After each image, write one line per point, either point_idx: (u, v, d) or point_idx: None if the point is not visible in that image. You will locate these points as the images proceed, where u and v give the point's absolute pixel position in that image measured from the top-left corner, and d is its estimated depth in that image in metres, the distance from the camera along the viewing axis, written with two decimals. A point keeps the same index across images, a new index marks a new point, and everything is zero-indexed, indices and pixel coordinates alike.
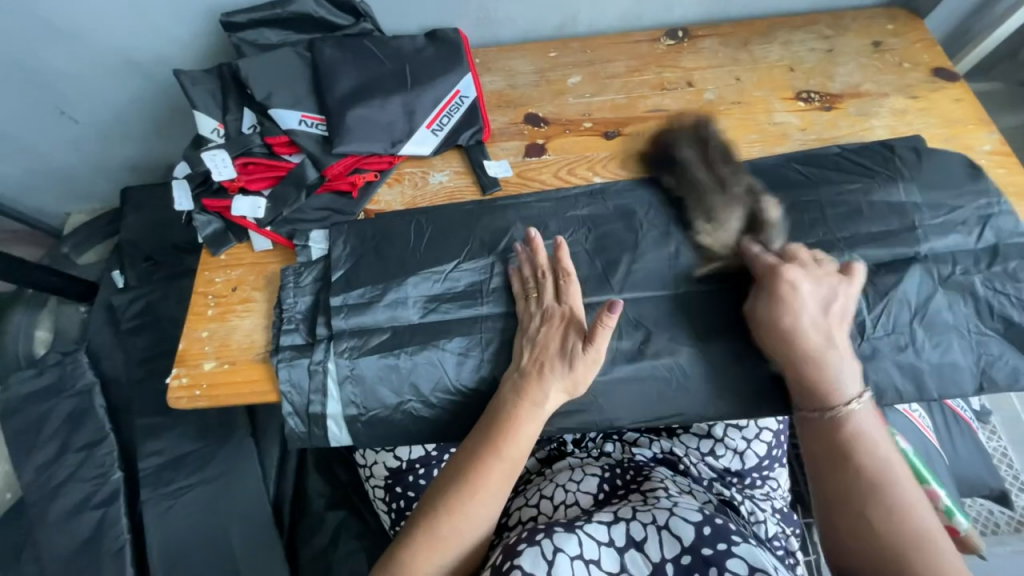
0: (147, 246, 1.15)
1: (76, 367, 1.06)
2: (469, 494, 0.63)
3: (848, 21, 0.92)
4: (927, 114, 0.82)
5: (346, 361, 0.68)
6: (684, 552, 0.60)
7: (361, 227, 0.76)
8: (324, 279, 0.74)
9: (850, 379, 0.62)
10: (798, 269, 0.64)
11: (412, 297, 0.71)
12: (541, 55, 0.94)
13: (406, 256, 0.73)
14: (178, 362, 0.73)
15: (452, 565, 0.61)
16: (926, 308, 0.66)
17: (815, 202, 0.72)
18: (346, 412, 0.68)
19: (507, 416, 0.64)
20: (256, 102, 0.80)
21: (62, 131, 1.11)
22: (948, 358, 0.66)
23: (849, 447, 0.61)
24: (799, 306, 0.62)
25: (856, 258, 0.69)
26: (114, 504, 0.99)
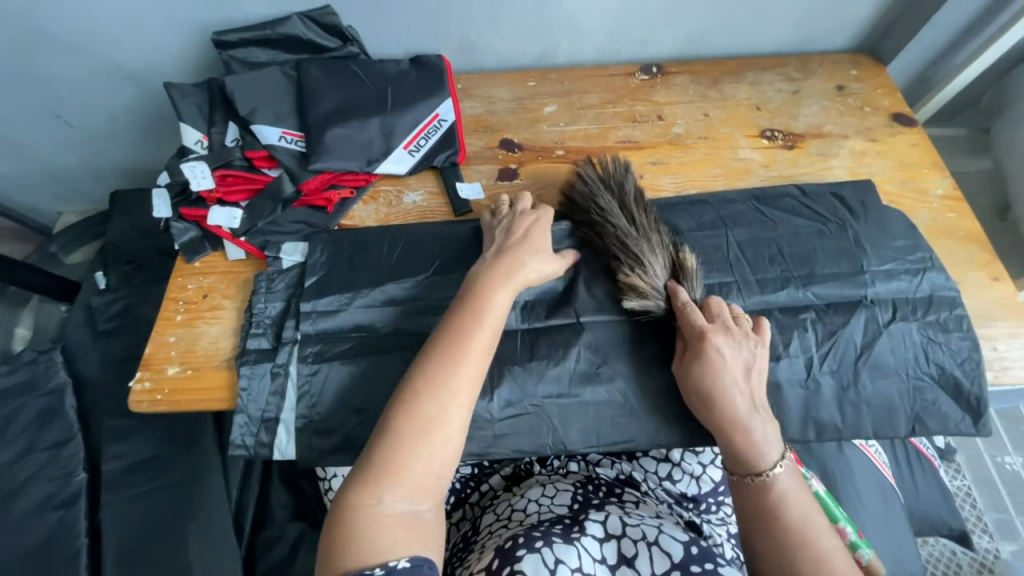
0: (131, 248, 1.17)
1: (50, 366, 1.07)
2: (452, 361, 0.58)
3: (814, 65, 0.97)
4: (885, 157, 0.85)
5: (307, 366, 0.70)
6: (674, 567, 0.61)
7: (337, 238, 0.78)
8: (299, 285, 0.76)
9: (769, 441, 0.61)
10: (722, 331, 0.64)
11: (378, 309, 0.73)
12: (520, 84, 0.98)
13: (375, 267, 0.76)
14: (143, 366, 0.74)
15: (441, 452, 0.55)
16: (872, 351, 0.68)
17: (775, 236, 0.75)
18: (298, 419, 0.69)
19: (484, 285, 0.64)
20: (240, 117, 0.83)
21: (58, 135, 1.15)
22: (889, 401, 0.67)
23: (772, 509, 0.58)
24: (722, 371, 0.62)
25: (810, 295, 0.71)
26: (75, 506, 0.99)
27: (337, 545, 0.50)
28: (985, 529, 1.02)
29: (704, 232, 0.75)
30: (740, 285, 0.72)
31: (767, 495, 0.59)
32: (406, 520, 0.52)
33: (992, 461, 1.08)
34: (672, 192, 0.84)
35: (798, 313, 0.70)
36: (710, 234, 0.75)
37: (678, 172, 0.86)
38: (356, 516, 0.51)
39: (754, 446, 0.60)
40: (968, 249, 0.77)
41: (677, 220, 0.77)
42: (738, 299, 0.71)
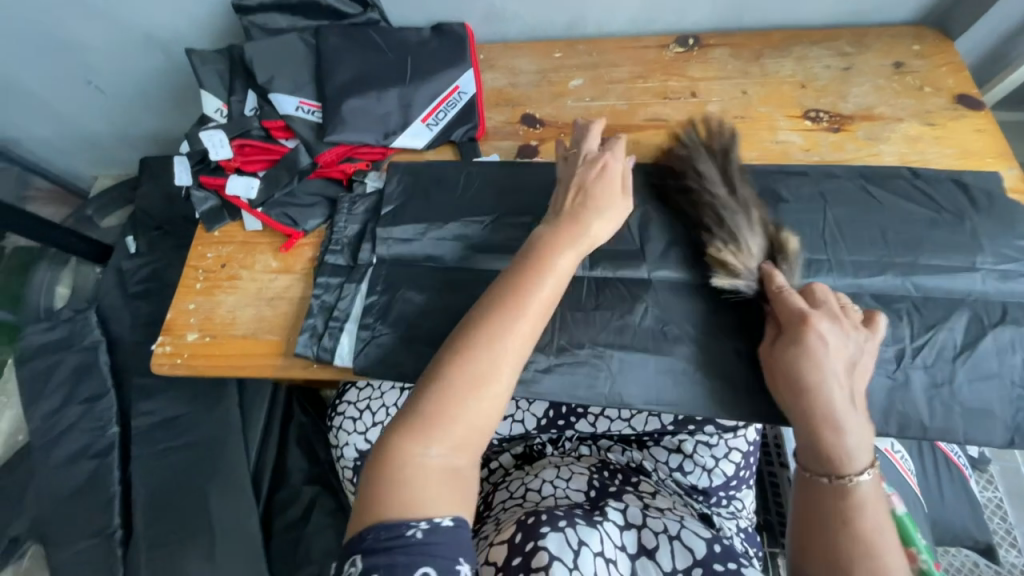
0: (159, 215, 1.20)
1: (85, 325, 1.13)
2: (508, 318, 0.57)
3: (870, 38, 0.88)
4: (943, 144, 0.78)
5: (379, 288, 0.73)
6: (695, 564, 0.62)
7: (420, 169, 0.80)
8: (375, 211, 0.79)
9: (862, 446, 0.56)
10: (827, 318, 0.59)
11: (452, 239, 0.75)
12: (546, 55, 0.93)
13: (454, 201, 0.77)
14: (164, 331, 0.77)
15: (485, 408, 0.54)
16: (973, 351, 0.64)
17: (879, 219, 0.71)
18: (361, 331, 0.72)
19: (547, 246, 0.62)
20: (258, 86, 0.82)
21: (89, 100, 1.17)
22: (985, 405, 0.63)
23: (847, 515, 0.54)
24: (824, 361, 0.57)
25: (910, 286, 0.67)
26: (108, 456, 1.05)
27: (380, 489, 0.50)
28: (1013, 544, 0.97)
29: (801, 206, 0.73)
30: (833, 265, 0.69)
31: (843, 500, 0.55)
32: (446, 467, 0.52)
33: None
34: None
35: (892, 301, 0.67)
36: (807, 209, 0.73)
37: None
38: (400, 456, 0.51)
39: (842, 448, 0.55)
40: None
41: (774, 192, 0.75)
42: (831, 277, 0.69)
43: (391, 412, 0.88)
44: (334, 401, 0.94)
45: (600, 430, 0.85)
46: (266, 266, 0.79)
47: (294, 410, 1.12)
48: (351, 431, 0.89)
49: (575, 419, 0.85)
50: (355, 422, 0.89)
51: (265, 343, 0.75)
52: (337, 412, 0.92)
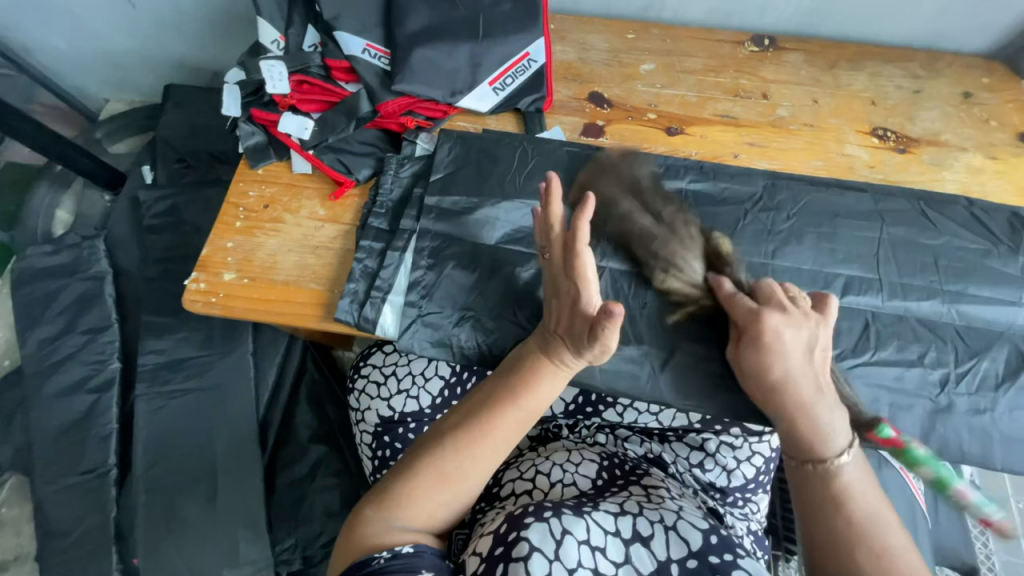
0: (182, 147, 1.14)
1: (91, 253, 1.07)
2: (482, 433, 0.59)
3: (942, 64, 0.88)
4: (1003, 178, 0.79)
5: (424, 260, 0.70)
6: (690, 556, 0.58)
7: (468, 139, 0.75)
8: (422, 176, 0.75)
9: (840, 431, 0.57)
10: (780, 312, 0.59)
11: (502, 219, 0.71)
12: (619, 34, 0.90)
13: (506, 179, 0.73)
14: (199, 267, 0.73)
15: (446, 505, 0.58)
16: (1015, 381, 0.64)
17: (934, 245, 0.70)
18: (405, 301, 0.68)
19: (528, 365, 0.62)
20: (323, 22, 0.77)
21: (118, 14, 1.09)
22: (1021, 434, 0.63)
23: (829, 507, 0.54)
24: (778, 355, 0.58)
25: (952, 312, 0.67)
26: (107, 392, 1.00)
27: (354, 544, 0.55)
28: (991, 569, 1.02)
29: (854, 223, 0.71)
30: (880, 285, 0.68)
31: (829, 481, 0.55)
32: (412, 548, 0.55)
33: (1016, 507, 1.07)
34: None
35: (935, 326, 0.66)
36: (861, 226, 0.71)
37: (775, 157, 0.80)
38: (371, 527, 0.55)
39: (818, 432, 0.56)
40: None
41: (826, 206, 0.72)
42: (877, 298, 0.67)
43: (417, 380, 0.85)
44: (357, 363, 0.92)
45: (624, 421, 0.84)
46: (312, 212, 0.76)
47: (307, 366, 1.08)
48: (373, 396, 0.87)
49: (602, 407, 0.84)
50: (378, 387, 0.87)
51: (306, 291, 0.71)
52: (360, 374, 0.90)
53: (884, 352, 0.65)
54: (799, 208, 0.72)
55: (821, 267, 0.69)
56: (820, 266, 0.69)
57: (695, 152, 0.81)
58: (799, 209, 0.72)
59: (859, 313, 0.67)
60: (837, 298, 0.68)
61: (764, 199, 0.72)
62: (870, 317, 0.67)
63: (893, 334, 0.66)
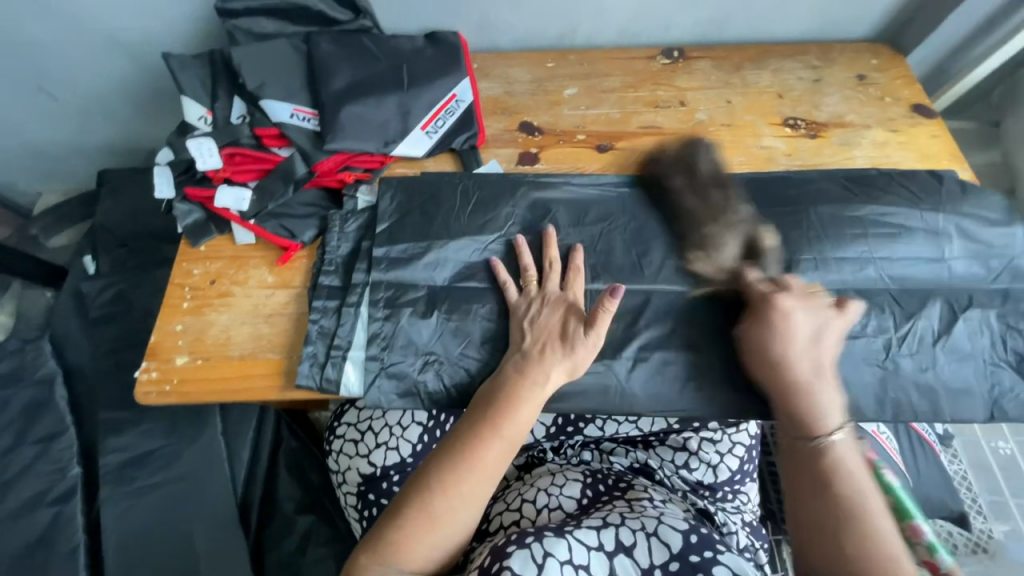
0: (123, 232, 1.11)
1: (37, 355, 1.02)
2: (468, 469, 0.60)
3: (835, 53, 0.96)
4: (907, 148, 0.85)
5: (381, 311, 0.69)
6: (672, 559, 0.59)
7: (410, 184, 0.76)
8: (368, 228, 0.76)
9: (831, 409, 0.62)
10: (791, 294, 0.65)
11: (452, 259, 0.72)
12: (540, 65, 0.95)
13: (450, 219, 0.74)
14: (148, 355, 0.70)
15: (446, 545, 0.58)
16: (950, 335, 0.68)
17: (858, 217, 0.74)
18: (366, 356, 0.68)
19: (506, 393, 0.63)
20: (248, 93, 0.78)
21: (39, 108, 1.07)
22: (965, 384, 0.67)
23: (826, 475, 0.60)
24: (789, 336, 0.63)
25: (885, 278, 0.71)
26: (70, 501, 0.94)
27: None
28: (980, 512, 1.05)
29: (783, 210, 0.75)
30: (816, 265, 0.72)
31: (823, 456, 0.61)
32: None
33: (989, 447, 1.11)
34: None
35: (872, 294, 0.70)
36: (790, 212, 0.75)
37: None
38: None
39: (817, 409, 0.62)
40: None
41: (755, 197, 0.76)
42: (815, 276, 0.71)
43: (394, 431, 0.84)
44: (331, 423, 0.90)
45: (607, 433, 0.85)
46: (262, 281, 0.75)
47: (282, 433, 1.03)
48: (352, 454, 0.85)
49: (583, 424, 0.85)
50: (356, 444, 0.85)
51: (265, 363, 0.70)
52: (336, 435, 0.88)
53: None
54: (731, 205, 0.76)
55: (760, 256, 0.72)
56: (758, 256, 0.72)
57: (627, 166, 0.84)
58: (730, 206, 0.75)
59: None
60: None
61: None
62: None
63: None
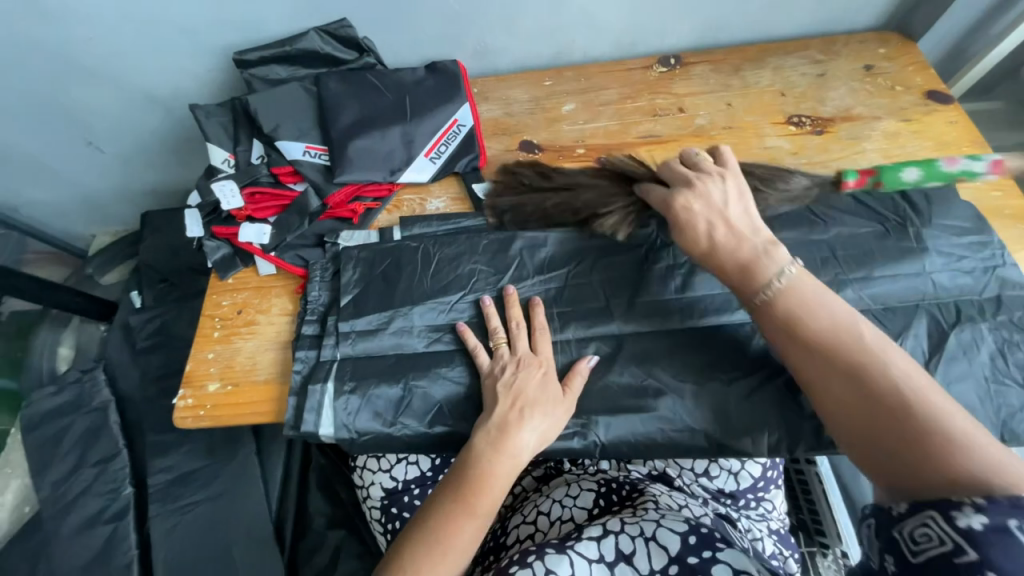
0: (164, 267, 1.21)
1: (93, 385, 1.11)
2: (439, 555, 0.61)
3: (840, 45, 0.94)
4: (921, 137, 0.83)
5: (349, 384, 0.70)
6: (671, 562, 0.58)
7: (373, 251, 0.79)
8: (333, 301, 0.77)
9: (767, 263, 0.61)
10: (687, 189, 0.66)
11: (417, 325, 0.74)
12: (537, 84, 0.97)
13: (414, 283, 0.76)
14: (185, 383, 0.76)
15: None
16: (942, 354, 0.66)
17: (826, 238, 0.73)
18: (339, 434, 0.69)
19: (480, 469, 0.64)
20: (264, 134, 0.84)
21: (90, 161, 1.18)
22: (965, 405, 0.64)
23: (802, 331, 0.58)
24: (718, 209, 0.64)
25: (867, 298, 0.69)
26: (124, 519, 1.02)
27: None
28: None
29: None
30: None
31: (782, 308, 0.59)
32: None
33: None
34: None
35: None
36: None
37: None
38: None
39: (746, 262, 0.62)
40: (1017, 227, 0.75)
41: None
42: None
43: None
44: None
45: None
46: (284, 308, 0.80)
47: (312, 451, 1.07)
48: (375, 469, 0.87)
49: None
50: (378, 460, 0.88)
51: (285, 388, 0.75)
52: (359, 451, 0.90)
53: None
54: None
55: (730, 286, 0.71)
56: None
57: None
58: None
59: None
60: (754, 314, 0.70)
61: (662, 234, 0.76)
62: None
63: None
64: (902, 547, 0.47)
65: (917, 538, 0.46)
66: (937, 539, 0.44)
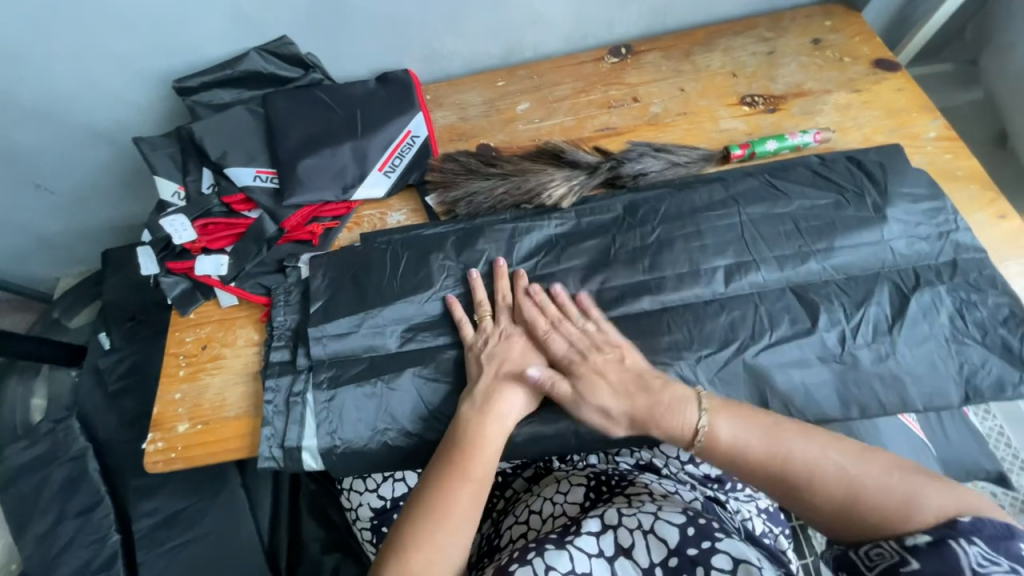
0: (130, 305, 1.17)
1: (67, 433, 1.08)
2: (438, 521, 0.60)
3: (786, 21, 0.94)
4: (871, 107, 0.83)
5: (325, 391, 0.69)
6: (670, 555, 0.58)
7: (340, 258, 0.77)
8: (304, 312, 0.76)
9: (685, 416, 0.61)
10: (570, 372, 0.65)
11: (389, 327, 0.72)
12: (490, 85, 0.96)
13: (383, 286, 0.74)
14: (153, 426, 0.74)
15: None
16: (904, 318, 0.66)
17: (789, 211, 0.73)
18: (320, 444, 0.68)
19: (471, 434, 0.63)
20: (212, 162, 0.82)
21: (41, 204, 1.15)
22: (928, 366, 0.65)
23: (737, 453, 0.59)
24: (606, 391, 0.63)
25: (829, 268, 0.69)
26: (113, 567, 0.99)
27: None
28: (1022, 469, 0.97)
29: (716, 214, 0.73)
30: (760, 265, 0.70)
31: (716, 447, 0.60)
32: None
33: None
34: (658, 172, 0.81)
35: (819, 287, 0.69)
36: (722, 214, 0.73)
37: None
38: None
39: (677, 429, 0.61)
40: (970, 188, 0.76)
41: (684, 204, 0.75)
42: (758, 277, 0.70)
43: None
44: None
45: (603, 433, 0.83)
46: (249, 338, 0.79)
47: (300, 475, 1.05)
48: (361, 490, 0.86)
49: None
50: (365, 480, 0.87)
51: (257, 420, 0.73)
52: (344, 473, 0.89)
53: (781, 329, 0.67)
54: (663, 215, 0.75)
55: (699, 266, 0.71)
56: (698, 264, 0.71)
57: None
58: (662, 216, 0.75)
59: (748, 297, 0.69)
60: (723, 289, 0.70)
61: (629, 217, 0.75)
62: (759, 298, 0.69)
63: (783, 308, 0.68)
64: (859, 565, 0.53)
65: (872, 555, 0.52)
66: (887, 555, 0.51)
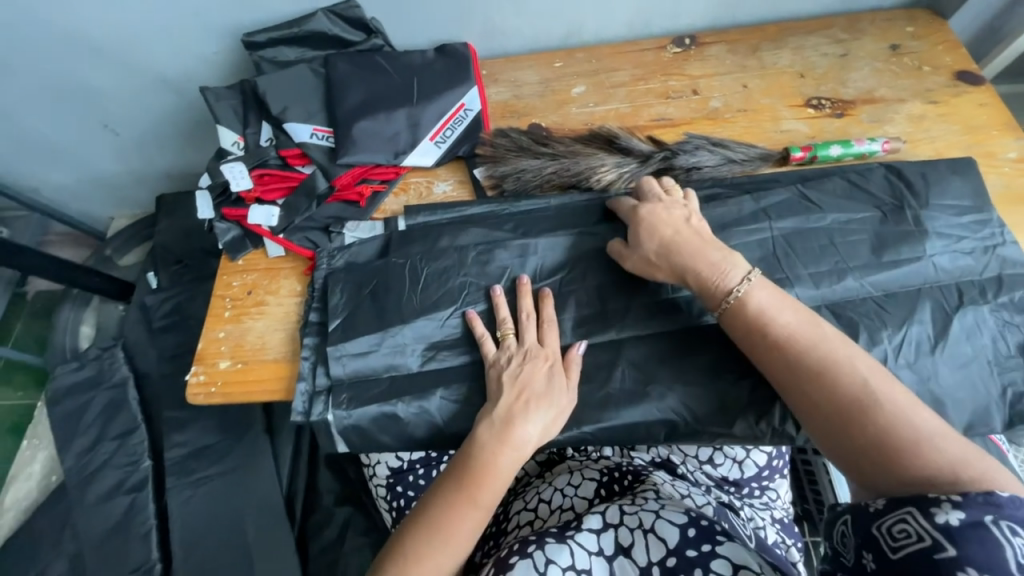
0: (178, 249, 1.23)
1: (112, 362, 1.15)
2: (440, 541, 0.61)
3: (865, 24, 0.90)
4: (948, 121, 0.79)
5: (343, 411, 0.69)
6: (669, 554, 0.58)
7: (356, 270, 0.76)
8: (324, 325, 0.75)
9: (732, 269, 0.63)
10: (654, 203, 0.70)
11: (410, 343, 0.72)
12: (547, 65, 0.95)
13: (404, 302, 0.74)
14: (197, 360, 0.78)
15: None
16: (947, 340, 0.64)
17: (825, 225, 0.70)
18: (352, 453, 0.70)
19: (484, 457, 0.63)
20: (273, 117, 0.85)
21: (105, 144, 1.20)
22: (970, 388, 0.63)
23: (762, 320, 0.60)
24: (669, 228, 0.67)
25: (866, 285, 0.67)
26: (143, 489, 1.06)
27: None
28: None
29: (745, 224, 0.71)
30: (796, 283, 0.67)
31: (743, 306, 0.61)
32: None
33: None
34: (711, 167, 0.79)
35: (857, 307, 0.66)
36: (752, 228, 0.71)
37: None
38: None
39: (715, 273, 0.63)
40: None
41: (717, 215, 0.72)
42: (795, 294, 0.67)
43: None
44: None
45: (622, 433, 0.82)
46: (292, 289, 0.82)
47: None
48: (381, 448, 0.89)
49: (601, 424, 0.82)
50: None
51: (294, 366, 0.76)
52: None
53: None
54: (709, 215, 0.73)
55: None
56: None
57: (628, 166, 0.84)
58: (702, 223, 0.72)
59: None
60: None
61: None
62: None
63: None
64: None
65: None
66: None
